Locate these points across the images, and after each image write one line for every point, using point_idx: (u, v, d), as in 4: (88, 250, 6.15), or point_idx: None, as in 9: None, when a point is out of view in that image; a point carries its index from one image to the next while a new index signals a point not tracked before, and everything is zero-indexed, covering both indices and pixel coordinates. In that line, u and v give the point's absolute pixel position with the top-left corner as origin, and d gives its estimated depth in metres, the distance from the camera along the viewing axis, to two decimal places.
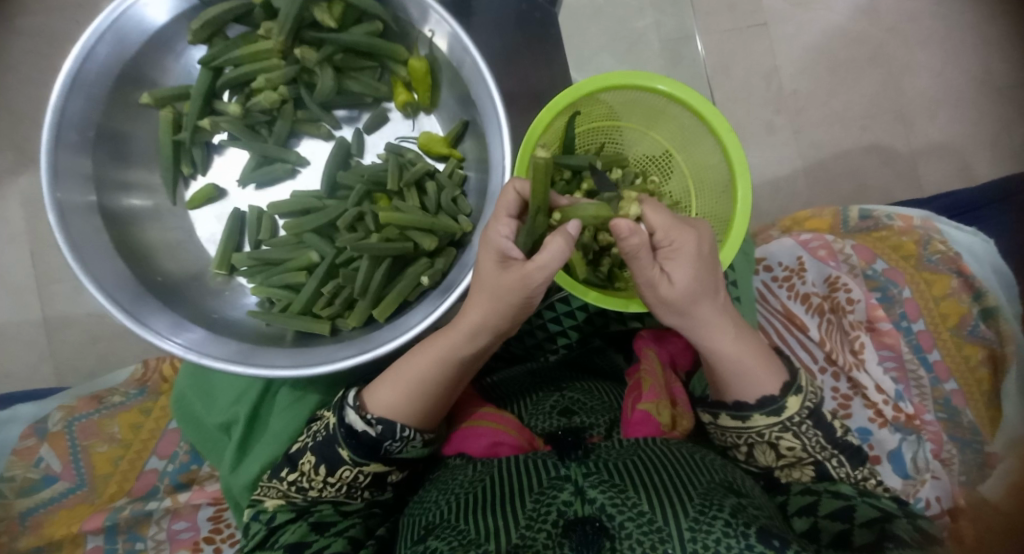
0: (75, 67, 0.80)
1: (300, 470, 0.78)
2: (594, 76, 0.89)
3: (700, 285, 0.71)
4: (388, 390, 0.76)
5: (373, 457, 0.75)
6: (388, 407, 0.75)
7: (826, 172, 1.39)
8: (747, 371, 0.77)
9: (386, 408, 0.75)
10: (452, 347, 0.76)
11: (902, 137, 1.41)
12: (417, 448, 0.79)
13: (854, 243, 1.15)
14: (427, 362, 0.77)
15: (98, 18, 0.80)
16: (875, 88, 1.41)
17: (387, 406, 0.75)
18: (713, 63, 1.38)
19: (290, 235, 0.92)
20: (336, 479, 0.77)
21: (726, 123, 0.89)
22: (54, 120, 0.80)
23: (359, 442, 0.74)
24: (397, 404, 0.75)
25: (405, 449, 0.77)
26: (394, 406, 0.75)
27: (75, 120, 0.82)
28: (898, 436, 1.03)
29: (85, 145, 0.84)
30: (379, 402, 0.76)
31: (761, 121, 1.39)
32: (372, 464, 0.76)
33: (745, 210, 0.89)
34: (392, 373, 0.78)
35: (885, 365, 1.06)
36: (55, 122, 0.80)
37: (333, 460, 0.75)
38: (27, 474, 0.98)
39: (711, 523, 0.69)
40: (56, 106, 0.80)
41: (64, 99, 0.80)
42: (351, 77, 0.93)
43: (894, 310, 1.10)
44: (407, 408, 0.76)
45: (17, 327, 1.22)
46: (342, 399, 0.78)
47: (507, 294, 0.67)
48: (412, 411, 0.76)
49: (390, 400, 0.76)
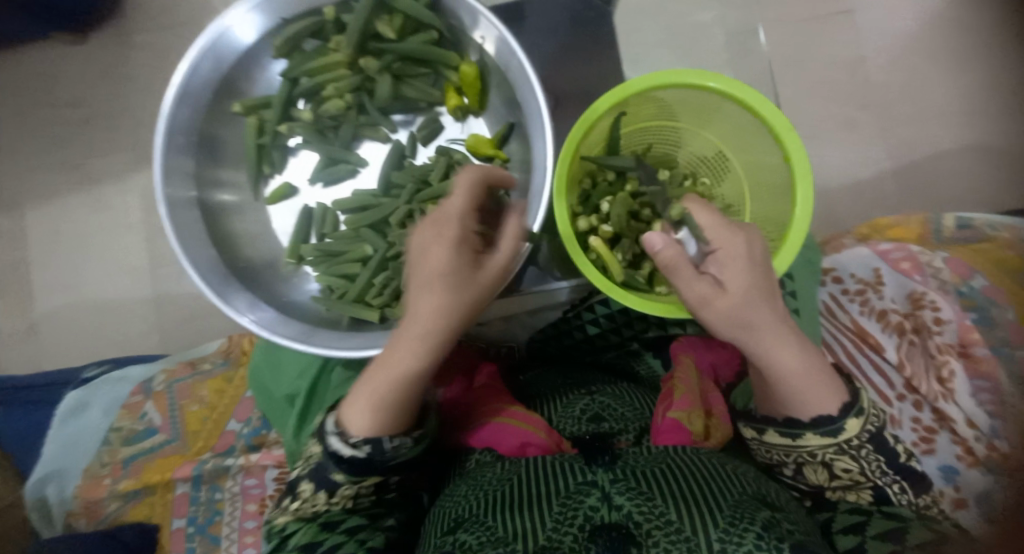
0: (181, 80, 0.93)
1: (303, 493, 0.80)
2: (642, 74, 0.87)
3: (755, 288, 0.75)
4: (359, 409, 0.75)
5: (369, 471, 0.77)
6: (365, 425, 0.75)
7: (917, 174, 1.25)
8: (803, 392, 0.74)
9: (363, 429, 0.75)
10: (416, 353, 0.74)
11: (1013, 134, 1.24)
12: (411, 449, 0.78)
13: (948, 256, 1.01)
14: (391, 377, 0.74)
15: (200, 39, 0.93)
16: (981, 80, 1.25)
17: (364, 428, 0.75)
18: (784, 57, 1.29)
19: (350, 230, 1.01)
20: (337, 498, 0.81)
21: (786, 121, 0.84)
22: (165, 126, 0.93)
23: (348, 464, 0.76)
24: (375, 424, 0.75)
25: (399, 455, 0.77)
26: (369, 426, 0.75)
27: (181, 126, 0.95)
28: (990, 478, 0.88)
29: (188, 147, 0.97)
30: (358, 428, 0.75)
31: (840, 117, 1.27)
32: (369, 478, 0.79)
33: (803, 218, 0.84)
34: (360, 392, 0.76)
35: (978, 397, 0.91)
36: (165, 128, 0.93)
37: (328, 483, 0.79)
38: (132, 425, 1.13)
39: (742, 536, 0.69)
40: (166, 114, 0.93)
41: (173, 108, 0.94)
42: (407, 84, 1.01)
43: (994, 335, 0.92)
44: (382, 425, 0.75)
45: (130, 303, 1.43)
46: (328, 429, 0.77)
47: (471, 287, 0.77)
48: (391, 424, 0.75)
49: (365, 420, 0.75)
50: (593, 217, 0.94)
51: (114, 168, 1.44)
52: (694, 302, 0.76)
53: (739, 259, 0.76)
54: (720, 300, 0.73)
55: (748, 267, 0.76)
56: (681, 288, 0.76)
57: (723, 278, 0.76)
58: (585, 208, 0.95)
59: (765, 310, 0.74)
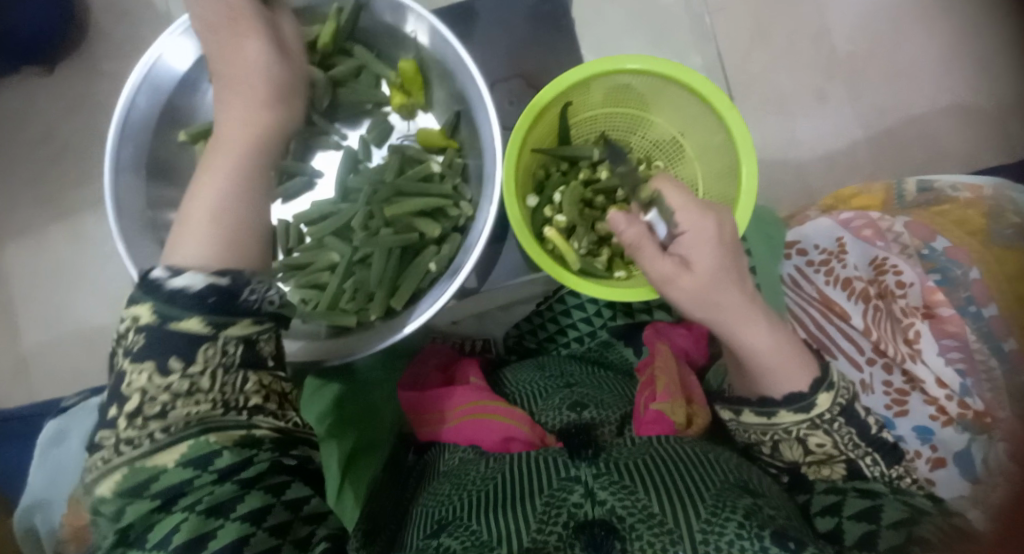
0: (121, 119, 0.94)
1: (144, 414, 0.57)
2: (581, 63, 0.86)
3: (724, 266, 0.73)
4: (183, 249, 0.66)
5: (234, 310, 0.61)
6: (188, 257, 0.65)
7: (892, 140, 1.25)
8: (773, 369, 0.76)
9: (189, 258, 0.65)
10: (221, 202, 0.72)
11: (987, 92, 1.24)
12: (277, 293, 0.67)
13: (908, 220, 1.02)
14: (206, 209, 0.71)
15: (133, 75, 0.94)
16: (950, 39, 1.25)
17: (191, 255, 0.65)
18: (750, 31, 1.27)
19: (314, 240, 0.99)
20: (184, 406, 0.58)
21: (727, 98, 0.84)
22: (111, 166, 0.94)
23: (207, 299, 0.60)
24: (199, 252, 0.65)
25: (272, 294, 0.65)
26: (197, 253, 0.65)
27: (128, 162, 0.95)
28: (966, 436, 0.90)
29: (140, 182, 0.97)
30: (184, 257, 0.65)
31: (812, 89, 1.27)
32: (238, 322, 0.61)
33: (751, 189, 0.85)
34: (185, 239, 0.68)
35: (948, 357, 0.92)
36: (112, 166, 0.94)
37: (176, 350, 0.58)
38: None
39: (724, 525, 0.69)
40: (110, 154, 0.94)
41: (117, 147, 0.94)
42: (347, 87, 0.98)
43: (958, 293, 0.93)
44: (207, 251, 0.66)
45: (70, 337, 1.32)
46: (144, 273, 0.63)
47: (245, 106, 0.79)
48: (213, 252, 0.66)
49: (191, 251, 0.66)
50: (549, 208, 0.94)
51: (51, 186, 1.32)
52: (659, 281, 0.73)
53: (707, 236, 0.74)
54: (686, 278, 0.72)
55: (717, 245, 0.73)
56: (647, 266, 0.73)
57: (691, 257, 0.73)
58: (540, 200, 0.95)
59: (733, 290, 0.73)
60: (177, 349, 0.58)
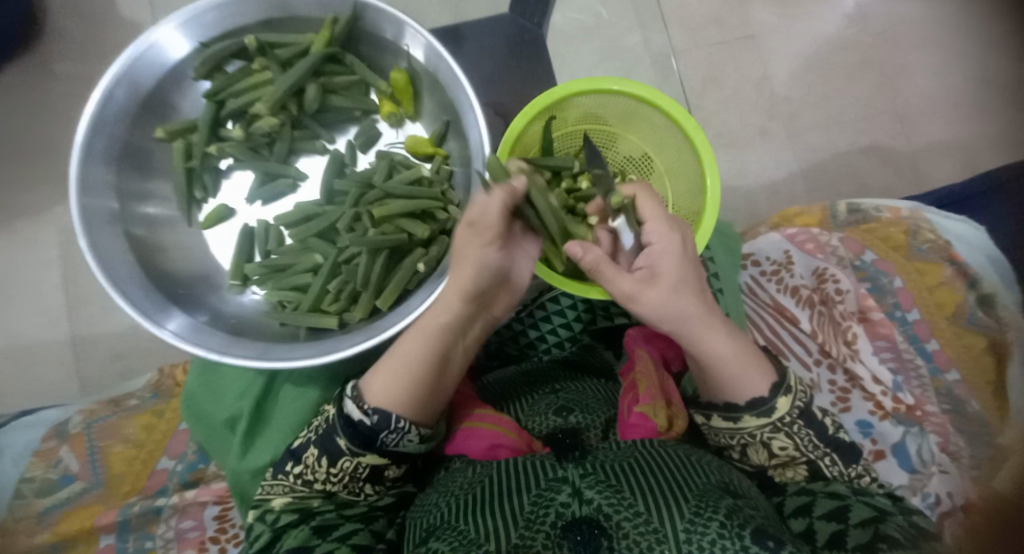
0: (96, 108, 0.90)
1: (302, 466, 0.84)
2: (567, 81, 0.95)
3: (683, 276, 0.78)
4: (381, 383, 0.80)
5: (369, 448, 0.80)
6: (383, 397, 0.79)
7: (824, 173, 1.43)
8: (735, 375, 0.81)
9: (382, 400, 0.79)
10: (429, 348, 0.81)
11: (901, 137, 1.44)
12: (414, 443, 0.83)
13: (844, 236, 1.15)
14: (419, 341, 0.81)
15: (114, 66, 0.91)
16: (869, 91, 1.46)
17: (385, 398, 0.79)
18: (702, 75, 1.45)
19: (296, 243, 0.98)
20: (338, 470, 0.82)
21: (694, 119, 0.94)
22: (81, 155, 0.89)
23: (355, 431, 0.79)
24: (396, 396, 0.79)
25: (403, 442, 0.81)
26: (391, 399, 0.79)
27: (99, 154, 0.91)
28: (901, 429, 1.02)
29: (110, 176, 0.93)
30: (379, 398, 0.79)
31: (754, 127, 1.43)
32: (368, 455, 0.81)
33: (714, 199, 0.94)
34: (382, 369, 0.82)
35: (882, 357, 1.06)
36: (82, 156, 0.89)
37: (333, 452, 0.81)
38: (46, 474, 1.01)
39: (706, 525, 0.72)
40: (81, 142, 0.89)
41: (88, 136, 0.90)
42: (338, 95, 1.03)
43: (887, 300, 1.08)
44: (405, 400, 0.79)
45: (52, 346, 1.32)
46: (342, 403, 0.81)
47: (477, 254, 0.77)
48: (406, 403, 0.79)
49: (383, 393, 0.79)
50: None
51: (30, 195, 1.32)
52: (625, 296, 0.78)
53: (671, 253, 0.79)
54: (647, 293, 0.76)
55: (680, 259, 0.79)
56: (613, 282, 0.78)
57: (654, 271, 0.78)
58: None
59: (693, 300, 0.79)
60: (331, 451, 0.81)
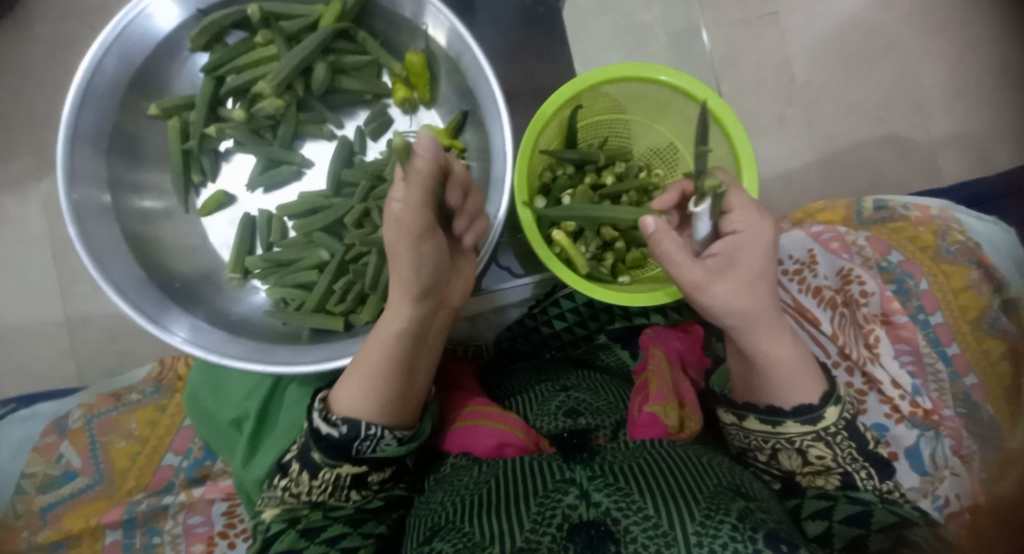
0: (84, 80, 0.82)
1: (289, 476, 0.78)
2: (599, 66, 0.87)
3: (765, 273, 0.74)
4: (349, 391, 0.75)
5: (344, 458, 0.74)
6: (351, 406, 0.75)
7: (840, 166, 1.37)
8: (786, 379, 0.76)
9: (349, 407, 0.75)
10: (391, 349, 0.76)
11: (920, 129, 1.39)
12: (392, 448, 0.77)
13: (870, 235, 1.12)
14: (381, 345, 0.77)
15: (103, 33, 0.83)
16: (890, 78, 1.40)
17: (351, 405, 0.75)
18: (721, 54, 1.37)
19: (301, 236, 0.93)
20: (319, 483, 0.76)
21: (732, 114, 0.88)
22: (68, 134, 0.82)
23: (328, 444, 0.74)
24: (362, 402, 0.75)
25: (379, 449, 0.76)
26: (358, 405, 0.75)
27: (88, 133, 0.85)
28: (916, 432, 0.98)
29: (99, 158, 0.86)
30: (346, 407, 0.75)
31: (771, 113, 1.37)
32: (345, 465, 0.75)
33: (753, 201, 0.88)
34: (348, 375, 0.78)
35: (902, 360, 1.02)
36: (68, 136, 0.82)
37: (312, 465, 0.75)
38: (47, 470, 0.99)
39: (718, 528, 0.67)
40: (68, 120, 0.82)
41: (76, 112, 0.83)
42: (348, 76, 0.96)
43: (911, 303, 1.05)
44: (370, 404, 0.75)
45: (39, 327, 1.26)
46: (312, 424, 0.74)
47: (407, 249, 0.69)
48: (374, 406, 0.75)
49: (351, 401, 0.75)
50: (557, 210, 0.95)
51: (20, 173, 1.26)
52: (693, 287, 0.73)
53: (754, 249, 0.73)
54: (716, 284, 0.72)
55: (762, 255, 0.74)
56: (679, 269, 0.73)
57: (732, 264, 0.73)
58: (547, 202, 0.95)
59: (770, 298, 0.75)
60: (310, 464, 0.75)
